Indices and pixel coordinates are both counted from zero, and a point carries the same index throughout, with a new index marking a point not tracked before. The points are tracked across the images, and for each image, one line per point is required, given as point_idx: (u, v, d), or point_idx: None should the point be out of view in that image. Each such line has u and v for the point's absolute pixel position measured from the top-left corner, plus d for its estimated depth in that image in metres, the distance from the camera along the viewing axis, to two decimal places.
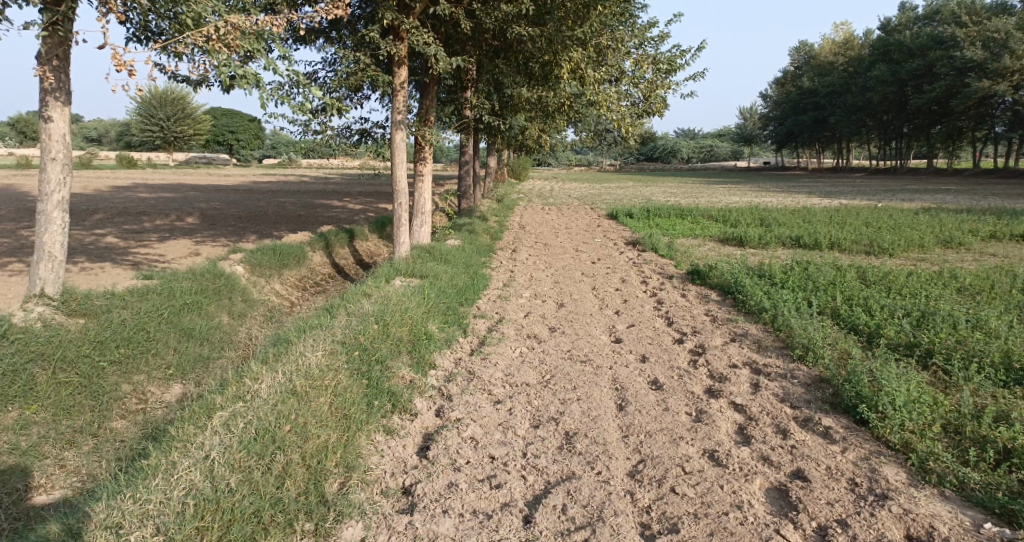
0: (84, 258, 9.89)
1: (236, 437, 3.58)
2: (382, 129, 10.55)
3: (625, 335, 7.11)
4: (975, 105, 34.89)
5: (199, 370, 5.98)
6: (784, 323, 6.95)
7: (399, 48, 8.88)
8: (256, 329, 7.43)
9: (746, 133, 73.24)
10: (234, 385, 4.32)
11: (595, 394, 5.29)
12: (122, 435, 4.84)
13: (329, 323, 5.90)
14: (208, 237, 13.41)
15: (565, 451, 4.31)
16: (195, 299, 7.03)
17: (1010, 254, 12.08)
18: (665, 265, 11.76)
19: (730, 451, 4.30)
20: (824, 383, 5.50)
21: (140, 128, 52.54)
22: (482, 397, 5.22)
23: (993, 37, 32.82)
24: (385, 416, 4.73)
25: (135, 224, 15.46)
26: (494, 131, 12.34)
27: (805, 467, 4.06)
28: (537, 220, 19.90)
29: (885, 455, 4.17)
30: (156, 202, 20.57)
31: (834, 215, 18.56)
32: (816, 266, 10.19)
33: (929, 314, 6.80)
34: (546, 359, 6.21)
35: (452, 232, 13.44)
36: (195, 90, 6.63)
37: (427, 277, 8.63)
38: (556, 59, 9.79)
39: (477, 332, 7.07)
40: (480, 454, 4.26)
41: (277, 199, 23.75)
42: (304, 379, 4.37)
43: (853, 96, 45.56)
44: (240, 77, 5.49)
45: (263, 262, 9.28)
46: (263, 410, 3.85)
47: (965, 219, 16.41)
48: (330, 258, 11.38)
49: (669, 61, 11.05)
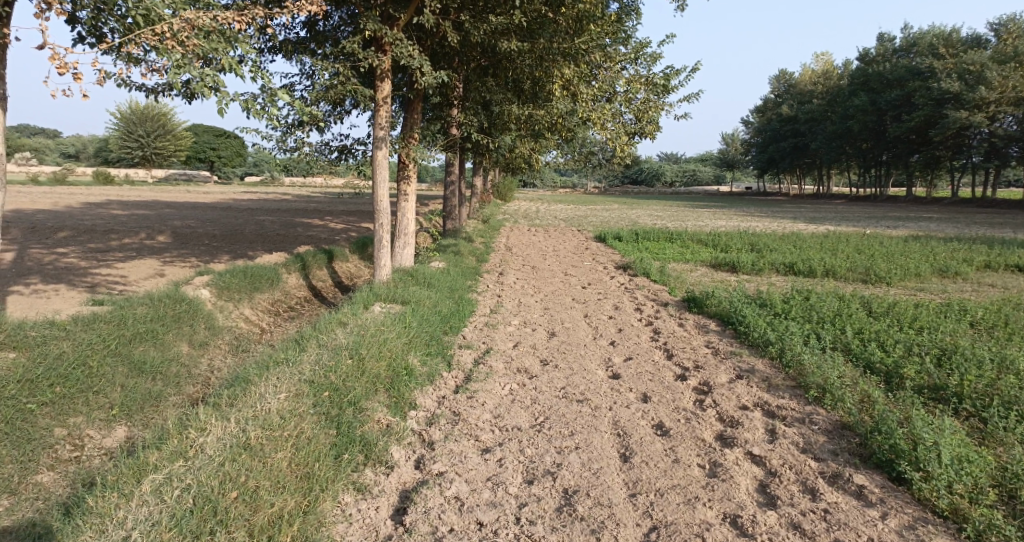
0: (37, 280, 9.17)
1: (168, 510, 2.97)
2: (363, 145, 9.99)
3: (623, 370, 6.51)
4: (953, 136, 35.34)
5: (148, 411, 5.33)
6: (794, 359, 6.42)
7: (382, 60, 8.36)
8: (218, 361, 6.77)
9: (729, 158, 73.71)
10: (176, 438, 3.66)
11: (595, 442, 4.68)
12: (46, 493, 4.17)
13: (296, 358, 5.25)
14: (177, 256, 12.73)
15: (566, 515, 3.70)
16: (149, 327, 6.35)
17: (1009, 285, 11.78)
18: (658, 291, 11.23)
19: (755, 517, 3.74)
20: (847, 430, 4.97)
21: (118, 144, 51.30)
22: (468, 445, 4.59)
23: (968, 69, 33.25)
24: (355, 470, 4.09)
25: (100, 242, 14.66)
26: (480, 149, 11.79)
27: (845, 539, 3.52)
28: (523, 242, 19.36)
29: (933, 524, 3.67)
30: (126, 220, 19.78)
31: (825, 240, 18.25)
32: (818, 296, 9.72)
33: (950, 353, 6.36)
34: (539, 398, 5.59)
35: (437, 254, 12.86)
36: (153, 96, 6.02)
37: (409, 303, 8.02)
38: (549, 75, 9.35)
39: (462, 366, 6.44)
40: (466, 519, 3.64)
41: (254, 217, 22.99)
42: (260, 429, 3.74)
43: (833, 124, 46.08)
44: (198, 81, 4.93)
45: (231, 284, 8.62)
46: (205, 472, 3.22)
47: (958, 248, 16.16)
48: (307, 281, 10.71)
49: (664, 81, 10.64)
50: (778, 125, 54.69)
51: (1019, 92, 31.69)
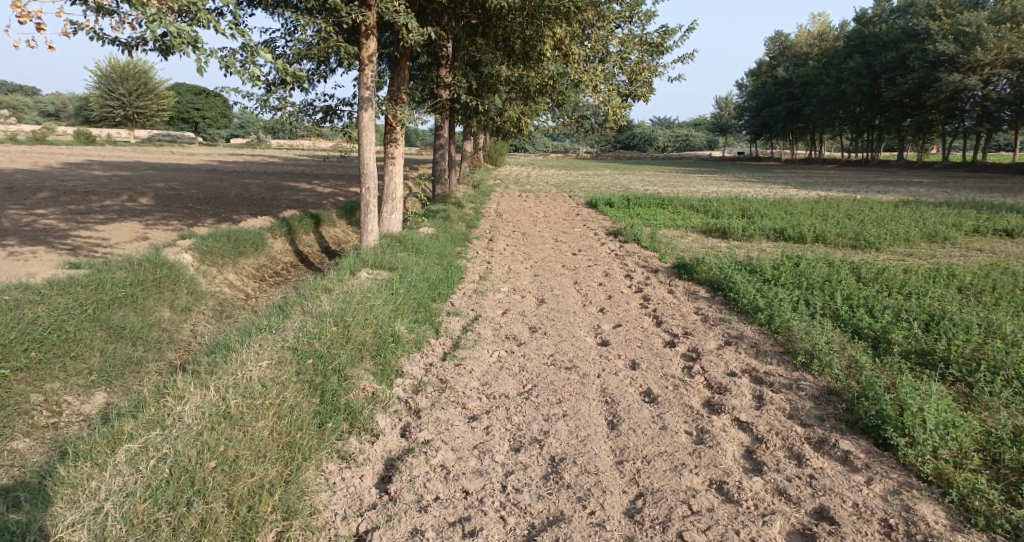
0: (14, 243, 8.98)
1: (143, 480, 2.91)
2: (348, 107, 9.74)
3: (612, 337, 6.48)
4: (946, 100, 35.10)
5: (128, 377, 5.28)
6: (783, 325, 6.41)
7: (365, 17, 8.05)
8: (201, 326, 6.67)
9: (722, 122, 73.08)
10: (153, 406, 3.60)
11: (583, 409, 4.66)
12: (22, 459, 4.11)
13: (279, 325, 5.16)
14: (160, 220, 12.49)
15: (552, 483, 3.69)
16: (128, 292, 6.24)
17: (997, 250, 11.81)
18: (648, 258, 11.15)
19: (741, 483, 3.74)
20: (834, 396, 4.98)
21: (99, 104, 49.91)
22: (454, 413, 4.55)
23: (964, 30, 32.80)
24: (339, 439, 4.05)
25: (80, 204, 14.36)
26: (470, 112, 11.55)
27: (829, 505, 3.54)
28: (514, 207, 19.17)
29: (917, 488, 3.69)
30: (107, 181, 19.36)
31: (816, 206, 18.19)
32: (808, 261, 9.69)
33: (938, 318, 6.38)
34: (527, 365, 5.55)
35: (426, 219, 12.71)
36: (126, 52, 5.79)
37: (396, 270, 7.92)
38: (539, 35, 9.04)
39: (450, 333, 6.38)
40: (452, 487, 3.62)
41: (240, 180, 22.62)
42: (240, 398, 3.69)
43: (827, 88, 45.63)
44: (175, 37, 4.67)
45: (214, 249, 8.44)
46: (182, 442, 3.16)
47: (946, 213, 16.18)
48: (293, 246, 10.55)
49: (659, 40, 10.41)
50: (771, 88, 54.12)
51: (1013, 54, 31.37)
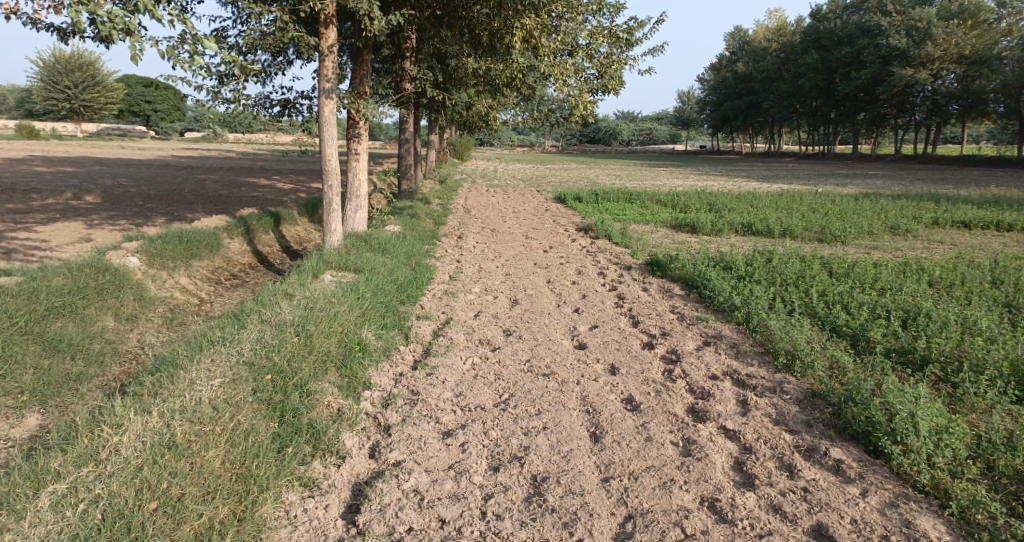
0: None
1: (70, 530, 2.63)
2: (308, 100, 9.26)
3: (589, 339, 6.24)
4: (899, 94, 36.06)
5: (65, 396, 4.82)
6: (761, 324, 6.26)
7: (323, 5, 7.61)
8: (150, 336, 6.20)
9: (684, 116, 73.85)
10: (87, 437, 3.24)
11: (564, 421, 4.40)
12: None
13: (234, 336, 4.75)
14: (107, 219, 11.80)
15: (535, 507, 3.43)
16: (66, 301, 5.74)
17: (957, 242, 12.01)
18: (620, 254, 10.97)
19: (733, 500, 3.54)
20: (819, 399, 4.83)
21: (43, 96, 47.55)
22: (428, 429, 4.24)
23: (915, 26, 33.66)
24: (301, 463, 3.71)
25: (20, 203, 13.49)
26: (436, 105, 11.17)
27: (828, 522, 3.36)
28: (482, 203, 18.85)
29: (915, 501, 3.55)
30: (52, 178, 18.34)
31: (781, 199, 18.33)
32: (780, 257, 9.62)
33: (914, 315, 6.32)
34: (503, 373, 5.26)
35: (393, 216, 12.30)
36: (63, 40, 5.27)
37: (362, 271, 7.53)
38: (507, 27, 8.68)
39: (420, 338, 6.04)
40: (426, 515, 3.32)
41: (195, 176, 21.73)
42: (187, 423, 3.37)
43: (785, 82, 46.44)
44: (104, 22, 4.22)
45: (165, 251, 7.90)
46: (118, 481, 2.88)
47: (906, 205, 16.48)
48: (251, 247, 10.04)
49: (627, 34, 10.17)
50: (732, 83, 54.89)
51: (962, 49, 32.34)
